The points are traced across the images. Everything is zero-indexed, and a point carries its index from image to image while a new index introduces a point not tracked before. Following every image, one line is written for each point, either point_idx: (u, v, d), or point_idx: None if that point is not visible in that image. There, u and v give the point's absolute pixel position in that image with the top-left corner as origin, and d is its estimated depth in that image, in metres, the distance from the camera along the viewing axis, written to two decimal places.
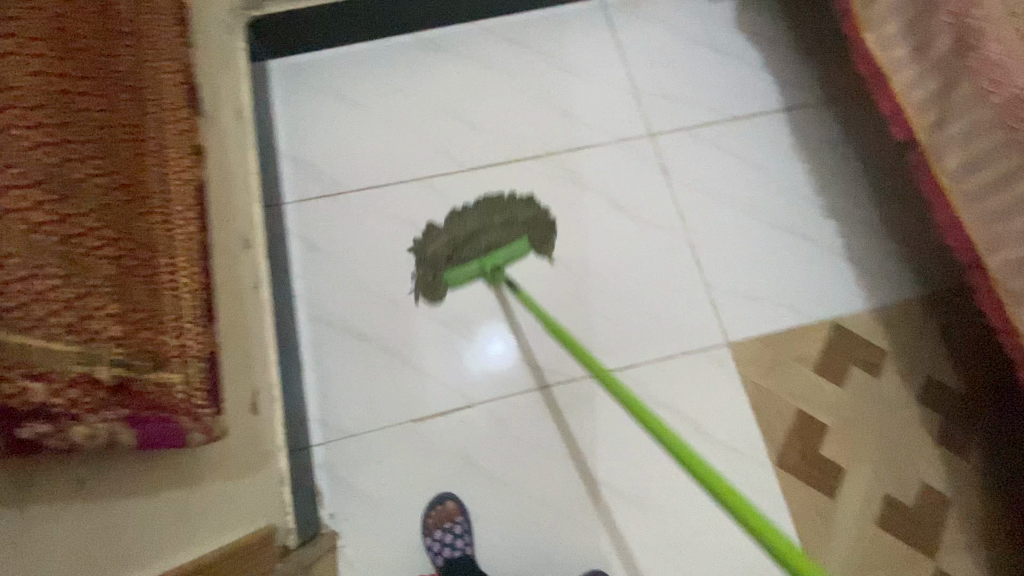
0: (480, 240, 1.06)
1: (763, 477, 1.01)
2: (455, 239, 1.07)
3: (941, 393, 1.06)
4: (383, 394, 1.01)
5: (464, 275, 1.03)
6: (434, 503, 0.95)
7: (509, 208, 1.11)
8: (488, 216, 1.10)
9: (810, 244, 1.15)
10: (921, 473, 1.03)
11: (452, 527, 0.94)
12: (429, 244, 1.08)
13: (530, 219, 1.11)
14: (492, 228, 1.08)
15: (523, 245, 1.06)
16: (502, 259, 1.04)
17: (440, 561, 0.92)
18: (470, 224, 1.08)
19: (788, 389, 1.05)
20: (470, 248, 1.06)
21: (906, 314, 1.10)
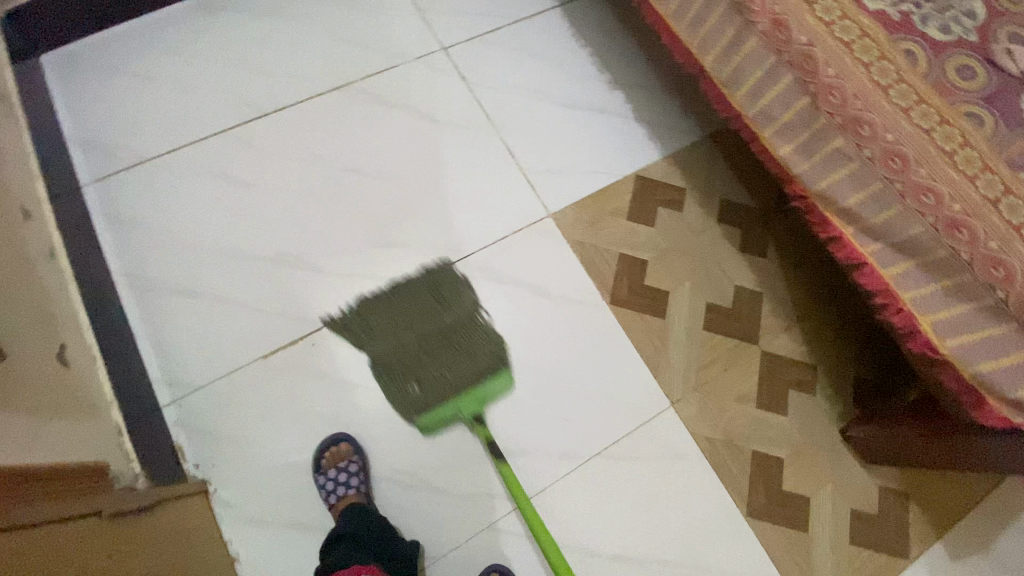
0: (447, 356, 0.99)
1: (603, 316, 1.09)
2: (398, 347, 1.00)
3: (735, 210, 1.20)
4: (228, 338, 1.00)
5: (443, 420, 0.97)
6: (329, 445, 0.95)
7: (426, 330, 1.01)
8: (428, 311, 1.03)
9: (604, 114, 1.26)
10: (733, 279, 1.15)
11: (342, 467, 0.92)
12: (376, 351, 1.00)
13: (491, 352, 1.02)
14: (445, 360, 0.99)
15: (502, 383, 1.01)
16: (479, 399, 0.99)
17: (332, 500, 0.91)
18: (395, 313, 1.02)
19: (607, 239, 1.15)
20: (420, 375, 0.98)
21: (693, 152, 1.24)
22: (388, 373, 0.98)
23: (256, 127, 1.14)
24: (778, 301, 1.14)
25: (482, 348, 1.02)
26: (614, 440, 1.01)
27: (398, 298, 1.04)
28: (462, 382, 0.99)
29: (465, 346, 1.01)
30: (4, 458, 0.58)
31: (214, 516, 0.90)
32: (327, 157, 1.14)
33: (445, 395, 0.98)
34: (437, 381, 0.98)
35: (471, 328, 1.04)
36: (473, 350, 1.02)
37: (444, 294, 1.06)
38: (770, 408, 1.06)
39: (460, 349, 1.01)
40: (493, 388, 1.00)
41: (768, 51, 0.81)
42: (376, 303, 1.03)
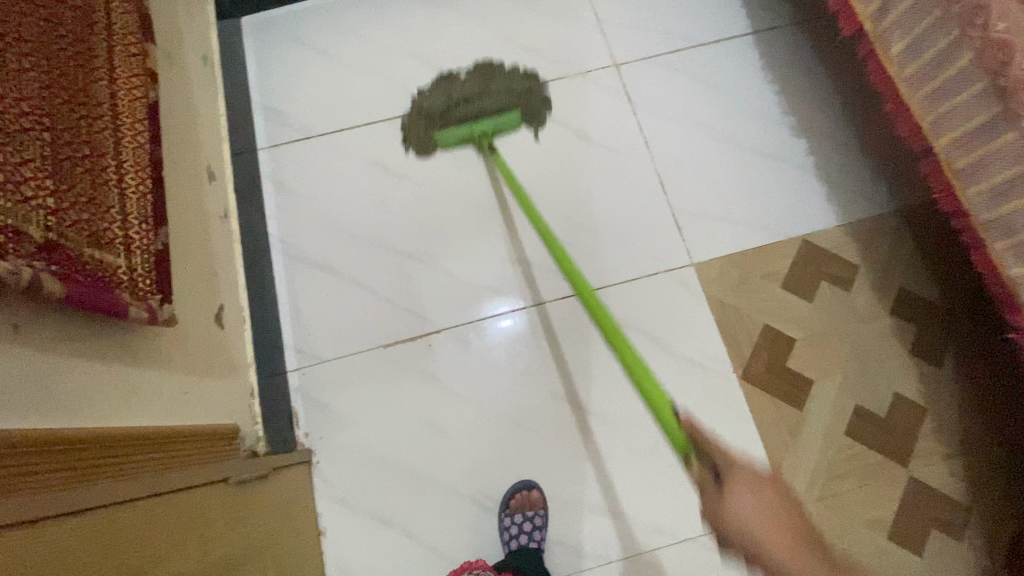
0: (484, 104, 1.12)
1: (731, 390, 1.00)
2: (449, 99, 1.13)
3: (915, 305, 1.03)
4: (356, 322, 1.04)
5: (455, 135, 1.10)
6: (518, 488, 0.94)
7: (495, 86, 1.14)
8: (482, 80, 1.15)
9: (778, 164, 1.13)
10: (894, 384, 0.99)
11: (532, 516, 0.92)
12: (427, 99, 1.15)
13: (524, 90, 1.15)
14: (479, 92, 1.13)
15: (511, 117, 1.12)
16: (490, 126, 1.10)
17: (512, 547, 0.90)
18: (469, 85, 1.14)
19: (753, 306, 1.04)
20: (457, 110, 1.12)
21: (877, 226, 1.08)
22: (435, 111, 1.13)
23: (418, 120, 1.16)
24: (943, 421, 0.98)
25: (512, 104, 1.13)
26: (712, 528, 0.93)
27: (469, 76, 1.16)
28: (493, 112, 1.12)
29: (505, 101, 1.13)
30: (155, 420, 0.63)
31: (311, 487, 0.95)
32: (477, 160, 1.13)
33: (459, 120, 1.12)
34: (466, 112, 1.11)
35: (511, 91, 1.14)
36: (505, 102, 1.13)
37: (511, 74, 1.16)
38: (903, 542, 0.93)
39: (491, 97, 1.13)
40: (511, 118, 1.12)
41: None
42: (448, 83, 1.16)
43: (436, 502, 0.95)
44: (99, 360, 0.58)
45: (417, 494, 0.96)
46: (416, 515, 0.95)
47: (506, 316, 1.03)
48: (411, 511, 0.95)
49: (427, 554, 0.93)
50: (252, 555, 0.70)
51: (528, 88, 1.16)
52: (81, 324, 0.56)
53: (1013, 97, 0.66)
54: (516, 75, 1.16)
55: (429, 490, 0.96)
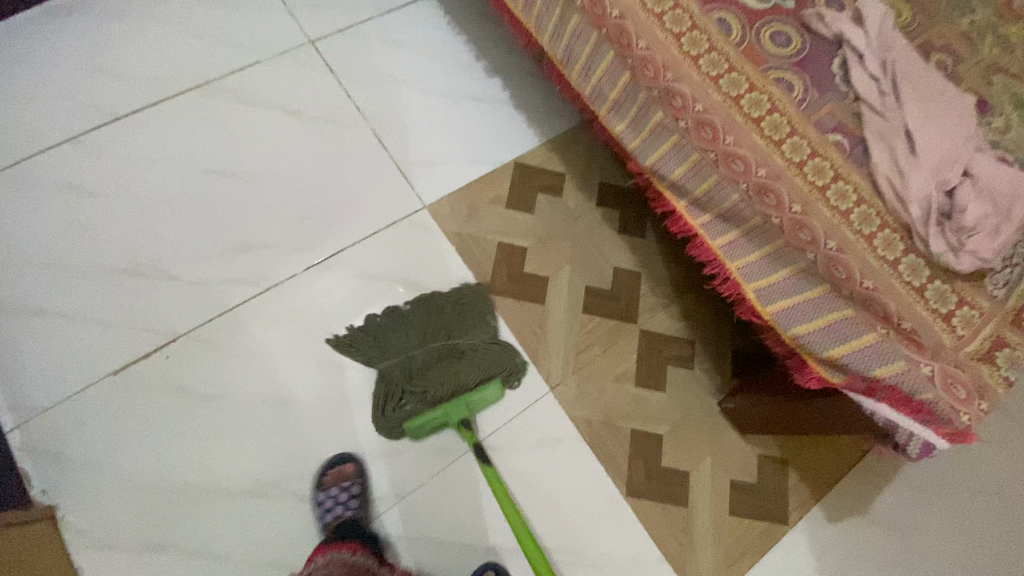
0: (458, 375, 0.99)
1: (481, 307, 1.08)
2: (409, 361, 0.99)
3: (614, 192, 1.20)
4: (77, 356, 0.95)
5: (431, 422, 0.95)
6: (332, 463, 0.94)
7: (439, 333, 1.02)
8: (434, 332, 1.02)
9: (481, 103, 1.24)
10: (612, 260, 1.15)
11: (348, 486, 0.92)
12: (382, 360, 0.99)
13: (458, 299, 1.06)
14: (448, 368, 0.99)
15: (495, 390, 1.00)
16: (467, 404, 0.98)
17: (330, 520, 0.89)
18: (406, 336, 1.01)
19: (484, 229, 1.14)
20: (426, 379, 0.98)
21: (571, 136, 1.24)
22: (397, 381, 0.98)
23: (105, 133, 1.08)
24: (657, 278, 1.14)
25: (491, 371, 1.01)
26: (491, 431, 1.00)
27: (407, 316, 1.02)
28: (468, 387, 0.99)
29: (478, 372, 1.00)
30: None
31: (62, 544, 0.86)
32: (183, 159, 1.08)
33: (438, 395, 0.97)
34: (440, 394, 0.97)
35: (480, 348, 1.02)
36: (485, 369, 1.00)
37: (468, 319, 1.04)
38: (649, 385, 1.06)
39: (460, 355, 1.01)
40: (491, 394, 0.99)
41: (589, 27, 0.80)
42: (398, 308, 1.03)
43: (214, 507, 0.91)
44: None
45: (191, 506, 0.90)
46: (194, 528, 0.89)
47: (248, 302, 1.01)
48: (187, 525, 0.89)
49: (216, 562, 0.88)
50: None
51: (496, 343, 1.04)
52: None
53: None
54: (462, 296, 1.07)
55: (203, 499, 0.91)
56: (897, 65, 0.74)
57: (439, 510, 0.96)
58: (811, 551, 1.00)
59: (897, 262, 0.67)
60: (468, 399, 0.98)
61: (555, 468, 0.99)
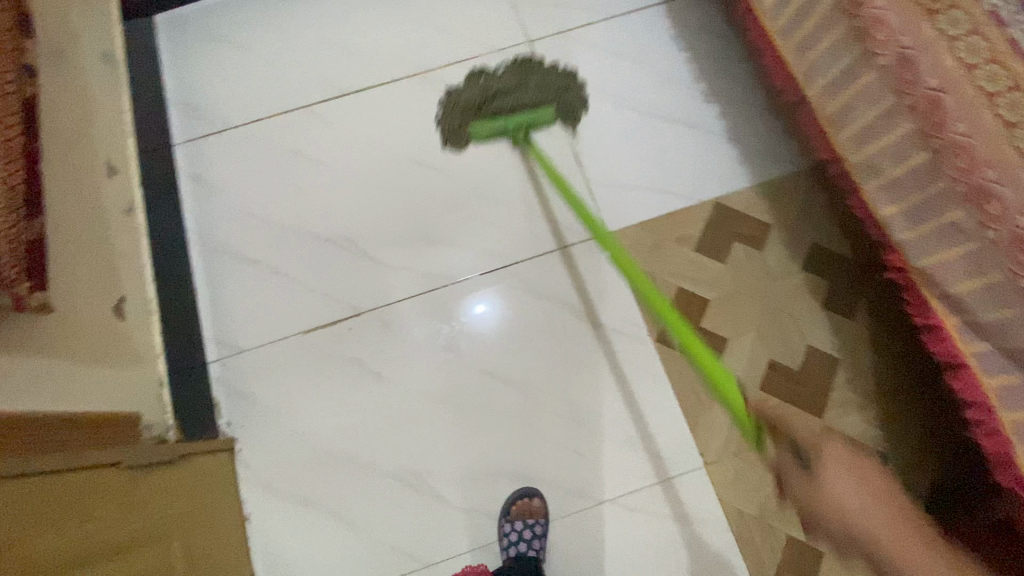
0: (520, 98, 1.11)
1: (647, 354, 1.01)
2: (484, 91, 1.13)
3: (826, 260, 1.05)
4: (276, 309, 1.04)
5: (490, 129, 1.07)
6: (519, 495, 0.94)
7: (528, 82, 1.13)
8: (521, 76, 1.14)
9: (692, 131, 1.14)
10: (806, 337, 1.01)
11: (533, 525, 0.91)
12: (462, 93, 1.13)
13: (563, 87, 1.15)
14: (519, 98, 1.11)
15: (546, 112, 1.10)
16: (525, 121, 1.09)
17: (511, 554, 0.89)
18: (510, 79, 1.13)
19: (667, 269, 1.06)
20: (494, 102, 1.11)
21: (787, 186, 1.10)
22: (472, 103, 1.12)
23: (332, 105, 1.16)
24: (857, 372, 0.99)
25: (548, 103, 1.13)
26: (630, 488, 0.95)
27: (508, 71, 1.14)
28: (530, 105, 1.11)
29: (543, 98, 1.13)
30: (26, 405, 0.63)
31: (235, 475, 0.96)
32: (391, 142, 1.13)
33: (498, 116, 1.10)
34: (502, 107, 1.10)
35: (550, 89, 1.14)
36: (541, 100, 1.13)
37: (565, 84, 1.15)
38: None
39: (530, 105, 1.11)
40: (544, 116, 1.10)
41: (886, 92, 0.67)
42: (483, 78, 1.14)
43: (359, 481, 0.96)
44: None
45: (341, 475, 0.96)
46: (339, 495, 0.95)
47: (424, 293, 1.04)
48: (334, 491, 0.96)
49: (352, 533, 0.94)
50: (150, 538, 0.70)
51: (565, 86, 1.15)
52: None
53: (868, 37, 0.67)
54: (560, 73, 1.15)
55: (351, 471, 0.96)
56: None
57: (562, 552, 0.93)
58: None
59: None
60: (525, 117, 1.08)
61: (693, 549, 0.92)
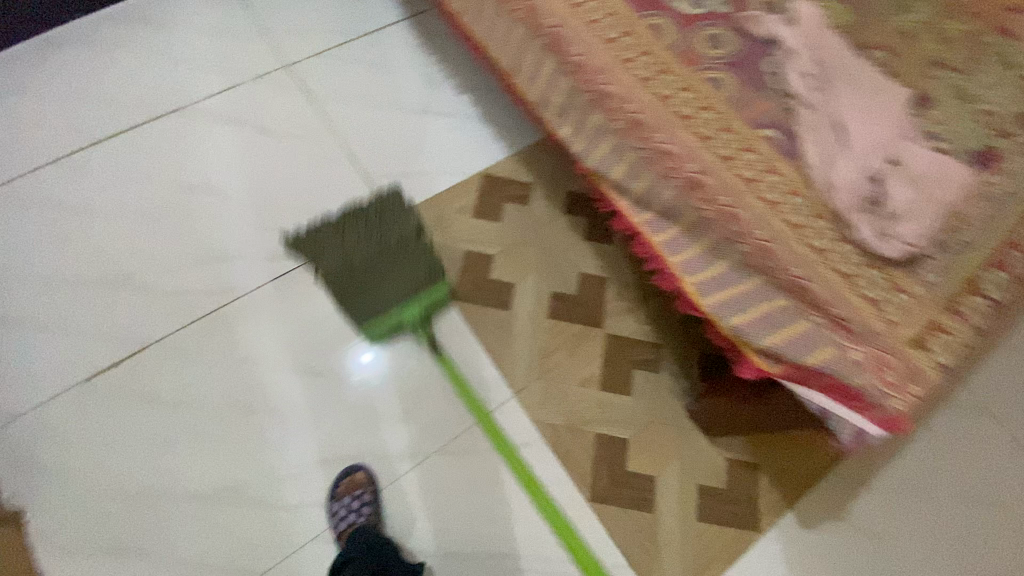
0: (392, 273, 1.03)
1: (445, 313, 1.10)
2: (351, 269, 1.03)
3: (583, 200, 1.22)
4: (51, 364, 0.98)
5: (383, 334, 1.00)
6: (345, 473, 0.95)
7: (394, 256, 1.05)
8: (376, 240, 1.06)
9: (450, 117, 1.28)
10: (578, 265, 1.17)
11: (361, 494, 0.93)
12: (324, 261, 1.05)
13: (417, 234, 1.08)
14: (385, 272, 1.03)
15: (440, 289, 1.04)
16: (418, 306, 1.03)
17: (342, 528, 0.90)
18: (391, 286, 1.03)
19: (452, 237, 1.17)
20: (368, 295, 1.01)
21: (538, 148, 1.27)
22: (336, 278, 1.02)
23: (89, 154, 1.14)
24: (624, 284, 1.15)
25: (428, 273, 1.05)
26: (452, 435, 1.01)
27: (363, 238, 1.06)
28: (418, 293, 1.03)
29: (412, 277, 1.04)
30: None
31: (26, 549, 0.87)
32: (161, 178, 1.13)
33: (387, 294, 1.02)
34: (371, 279, 1.02)
35: (420, 258, 1.06)
36: (421, 274, 1.04)
37: (406, 231, 1.09)
38: (615, 389, 1.06)
39: (399, 263, 1.05)
40: (438, 293, 1.04)
41: (530, 36, 0.83)
42: (327, 238, 1.07)
43: (173, 512, 0.91)
44: None
45: (152, 512, 0.91)
46: (151, 532, 0.90)
47: (216, 310, 1.04)
48: (147, 530, 0.90)
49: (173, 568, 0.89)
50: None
51: (415, 227, 1.10)
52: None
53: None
54: (395, 207, 1.12)
55: (161, 505, 0.92)
56: (829, 62, 0.75)
57: (398, 515, 0.96)
58: (782, 558, 0.99)
59: (831, 252, 0.66)
60: (417, 301, 1.03)
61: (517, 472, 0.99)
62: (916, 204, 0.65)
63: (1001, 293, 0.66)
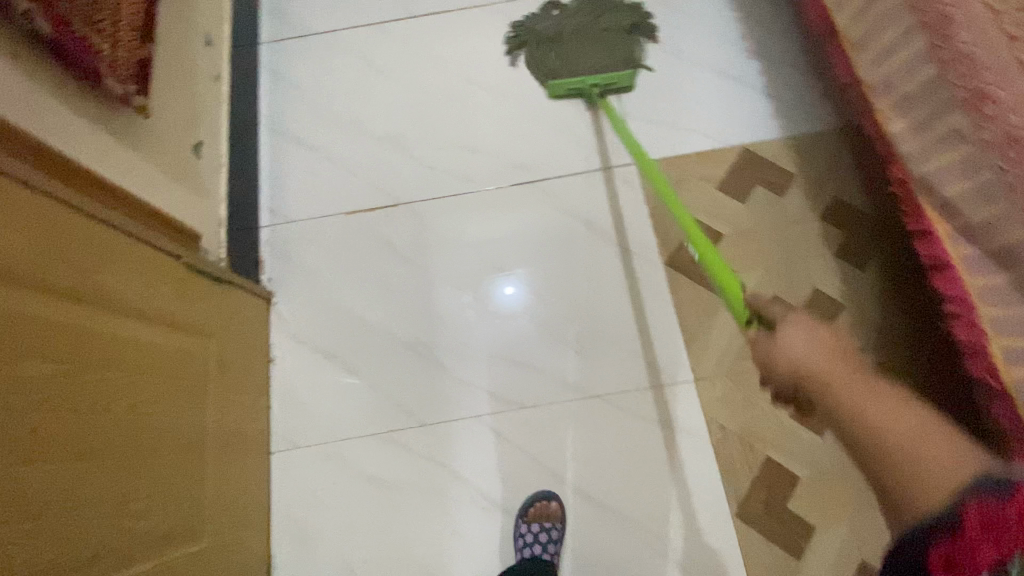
0: (603, 60, 1.17)
1: (655, 273, 1.07)
2: (561, 26, 1.19)
3: (847, 212, 1.08)
4: (325, 189, 1.16)
5: (569, 83, 1.16)
6: (538, 497, 0.95)
7: (594, 26, 1.19)
8: (592, 17, 1.20)
9: (731, 81, 1.19)
10: (814, 280, 1.05)
11: (549, 529, 0.92)
12: (538, 23, 1.21)
13: (631, 22, 1.20)
14: (587, 48, 1.18)
15: (625, 77, 1.16)
16: (602, 79, 1.16)
17: (526, 554, 0.91)
18: (587, 50, 1.18)
19: (689, 203, 1.12)
20: (569, 40, 1.19)
21: (818, 142, 1.13)
22: (546, 36, 1.20)
23: (401, 25, 1.28)
24: (860, 317, 1.01)
25: (619, 45, 1.19)
26: (621, 389, 1.00)
27: (581, 8, 1.22)
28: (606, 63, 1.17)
29: (615, 52, 1.18)
30: (101, 172, 0.74)
31: (267, 322, 1.07)
32: (450, 63, 1.23)
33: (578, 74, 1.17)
34: (580, 61, 1.17)
35: (616, 32, 1.20)
36: (613, 45, 1.18)
37: (617, 12, 1.22)
38: (807, 421, 0.96)
39: (602, 36, 1.19)
40: (621, 76, 1.16)
41: (905, 9, 0.72)
42: (557, 13, 1.22)
43: (375, 345, 1.05)
44: (75, 106, 0.71)
45: (358, 337, 1.06)
46: (355, 353, 1.05)
47: (454, 193, 1.13)
48: (352, 350, 1.05)
49: (358, 388, 1.03)
50: (174, 329, 0.79)
51: (635, 25, 1.21)
52: (47, 65, 0.67)
53: None
54: (626, 11, 1.22)
55: (366, 335, 1.06)
56: None
57: (546, 436, 0.99)
58: None
59: None
60: (606, 78, 1.16)
61: (670, 450, 0.97)
62: None
63: None
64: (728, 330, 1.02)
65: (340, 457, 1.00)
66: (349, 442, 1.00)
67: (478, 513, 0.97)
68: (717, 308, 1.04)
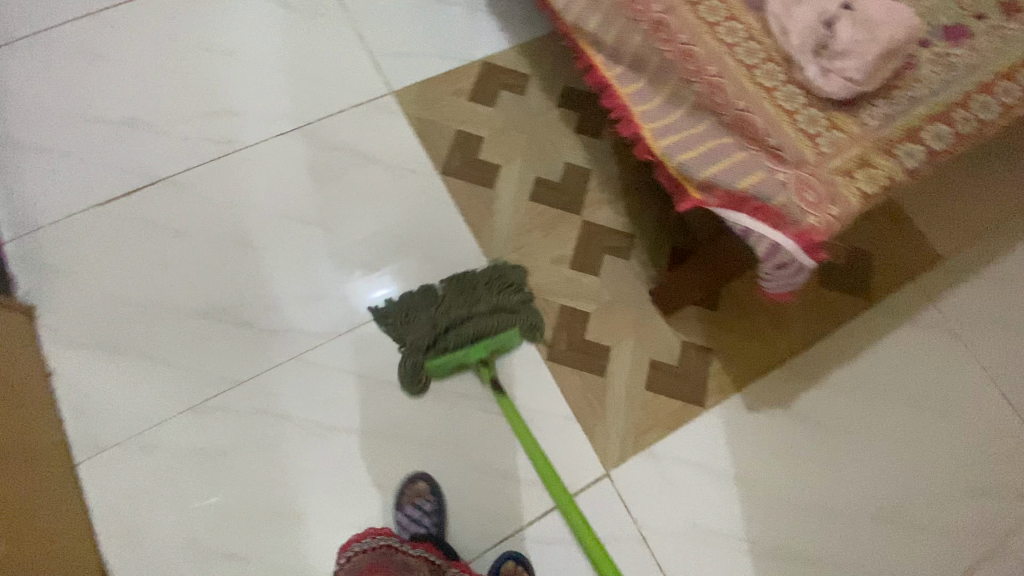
0: (484, 323, 1.01)
1: (431, 183, 1.16)
2: (433, 312, 1.01)
3: (576, 95, 1.26)
4: (70, 187, 1.08)
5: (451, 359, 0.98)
6: (409, 480, 0.96)
7: (476, 309, 1.02)
8: (468, 298, 1.03)
9: (458, 7, 1.31)
10: (564, 155, 1.21)
11: (424, 504, 0.94)
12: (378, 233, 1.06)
13: (519, 302, 1.05)
14: (470, 319, 1.01)
15: (512, 335, 1.02)
16: (490, 347, 1.00)
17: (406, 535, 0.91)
18: (471, 320, 1.01)
19: (446, 117, 1.22)
20: (451, 336, 1.00)
21: (541, 44, 1.30)
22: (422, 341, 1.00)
23: (118, 10, 1.22)
24: (605, 174, 1.19)
25: (510, 321, 1.03)
26: None
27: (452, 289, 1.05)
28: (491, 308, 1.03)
29: (503, 324, 1.02)
30: None
31: (36, 336, 0.98)
32: (182, 37, 1.21)
33: (458, 344, 1.00)
34: (463, 337, 1.00)
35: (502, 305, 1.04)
36: (503, 320, 1.03)
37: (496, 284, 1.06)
38: (584, 267, 1.12)
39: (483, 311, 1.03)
40: (509, 336, 1.02)
41: None
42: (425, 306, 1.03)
43: (170, 323, 1.01)
44: None
45: (150, 322, 1.01)
46: (149, 337, 1.00)
47: (217, 160, 1.12)
48: (145, 335, 1.00)
49: (161, 370, 0.98)
50: None
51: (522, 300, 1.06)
52: None
53: None
54: (504, 285, 1.07)
55: (157, 317, 1.01)
56: None
57: (368, 351, 1.03)
58: (724, 434, 1.03)
59: (777, 91, 0.69)
60: (495, 342, 1.00)
61: None
62: (861, 43, 0.65)
63: (937, 144, 0.68)
64: (504, 214, 1.15)
65: (161, 442, 0.95)
66: (164, 424, 0.96)
67: (321, 444, 0.98)
68: (491, 199, 1.16)
